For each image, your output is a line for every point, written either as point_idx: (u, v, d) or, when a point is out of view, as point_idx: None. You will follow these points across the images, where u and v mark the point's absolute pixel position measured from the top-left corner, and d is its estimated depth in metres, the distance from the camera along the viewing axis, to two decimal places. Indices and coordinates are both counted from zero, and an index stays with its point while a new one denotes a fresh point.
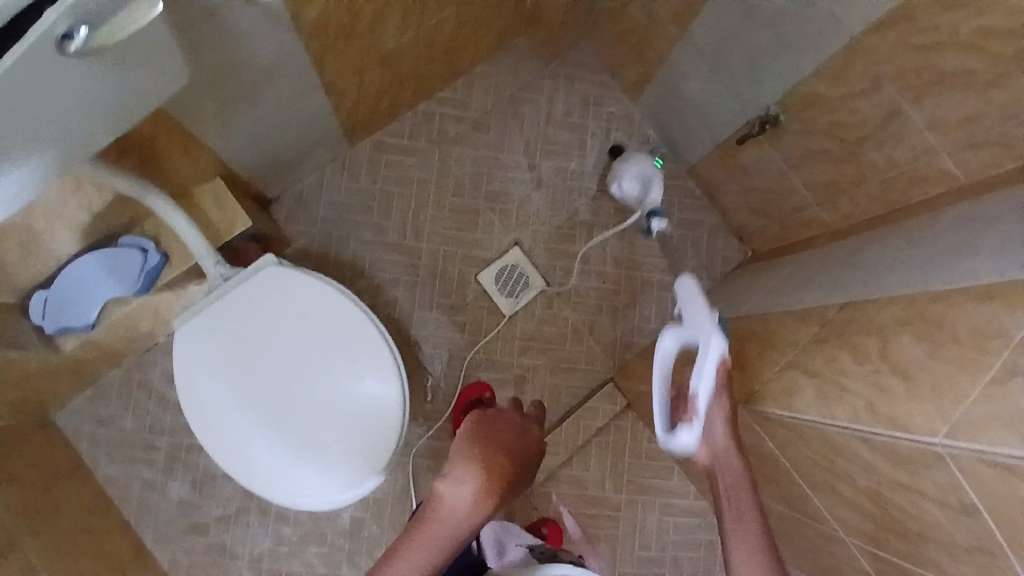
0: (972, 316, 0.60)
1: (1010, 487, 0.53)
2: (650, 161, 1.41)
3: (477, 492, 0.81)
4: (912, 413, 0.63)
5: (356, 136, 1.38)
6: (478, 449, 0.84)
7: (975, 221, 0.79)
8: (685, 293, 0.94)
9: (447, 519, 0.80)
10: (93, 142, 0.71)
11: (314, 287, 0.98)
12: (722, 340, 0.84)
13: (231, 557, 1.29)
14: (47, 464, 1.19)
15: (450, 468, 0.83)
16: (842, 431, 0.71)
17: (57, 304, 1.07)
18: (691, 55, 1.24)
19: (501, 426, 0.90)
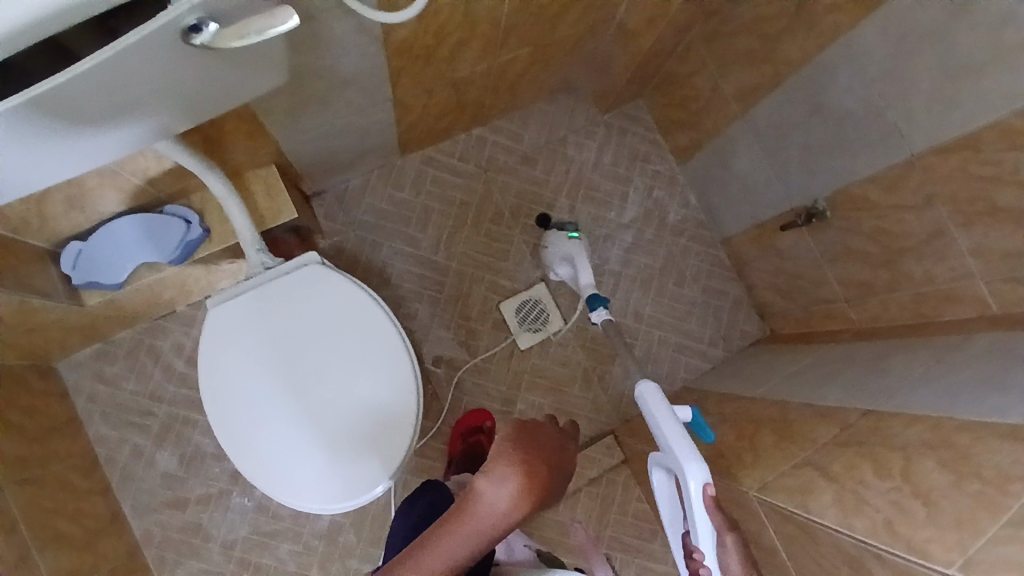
0: (998, 454, 0.63)
1: None
2: (567, 235, 1.36)
3: (517, 498, 0.71)
4: (929, 540, 0.64)
5: (408, 148, 1.40)
6: (522, 449, 0.75)
7: (1007, 354, 0.81)
8: (645, 399, 0.92)
9: (483, 517, 0.71)
10: (182, 121, 0.74)
11: (352, 292, 1.00)
12: (703, 470, 0.77)
13: (205, 539, 1.28)
14: (42, 415, 1.18)
15: (491, 466, 0.73)
16: (856, 542, 0.72)
17: (90, 258, 1.06)
18: (749, 135, 1.27)
19: (545, 436, 0.80)
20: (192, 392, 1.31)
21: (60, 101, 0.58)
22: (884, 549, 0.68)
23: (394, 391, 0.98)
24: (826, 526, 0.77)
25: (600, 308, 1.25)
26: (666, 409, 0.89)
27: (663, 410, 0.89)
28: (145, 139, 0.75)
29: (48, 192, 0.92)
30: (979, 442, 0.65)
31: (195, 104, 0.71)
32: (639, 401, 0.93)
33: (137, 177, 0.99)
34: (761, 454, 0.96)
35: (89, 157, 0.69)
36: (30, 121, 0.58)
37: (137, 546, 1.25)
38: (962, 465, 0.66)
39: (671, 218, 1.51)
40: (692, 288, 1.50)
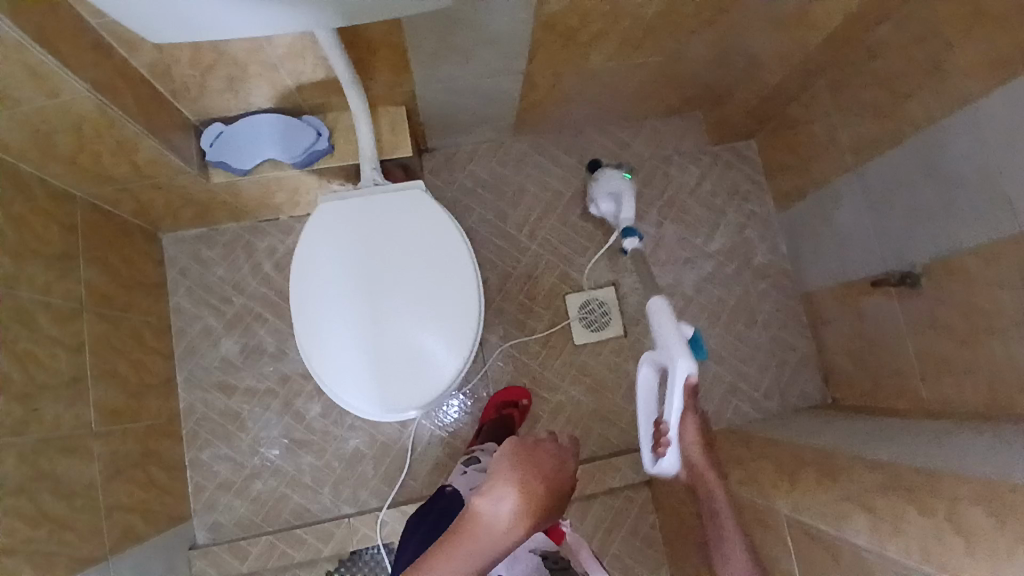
0: None
1: None
2: (618, 175, 1.39)
3: (518, 514, 0.81)
4: (962, 565, 0.64)
5: (522, 129, 1.47)
6: (516, 470, 0.85)
7: None
8: (655, 311, 1.10)
9: (483, 534, 0.81)
10: (342, 15, 0.82)
11: (442, 223, 1.06)
12: (691, 365, 1.01)
13: (240, 429, 1.36)
14: (137, 270, 1.29)
15: (489, 486, 0.83)
16: (884, 563, 0.72)
17: (228, 140, 1.17)
18: (856, 190, 1.26)
19: (541, 452, 0.89)
20: (270, 293, 1.40)
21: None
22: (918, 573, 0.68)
23: (456, 329, 1.03)
24: (854, 543, 0.77)
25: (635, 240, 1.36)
26: (672, 325, 1.06)
27: (668, 321, 1.07)
28: (299, 20, 0.82)
29: (214, 64, 1.04)
30: None
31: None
32: (650, 315, 1.11)
33: (290, 78, 1.10)
34: (800, 485, 0.94)
35: (259, 21, 0.80)
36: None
37: (179, 415, 1.34)
38: (1011, 516, 0.63)
39: (755, 260, 1.51)
40: (760, 333, 1.47)
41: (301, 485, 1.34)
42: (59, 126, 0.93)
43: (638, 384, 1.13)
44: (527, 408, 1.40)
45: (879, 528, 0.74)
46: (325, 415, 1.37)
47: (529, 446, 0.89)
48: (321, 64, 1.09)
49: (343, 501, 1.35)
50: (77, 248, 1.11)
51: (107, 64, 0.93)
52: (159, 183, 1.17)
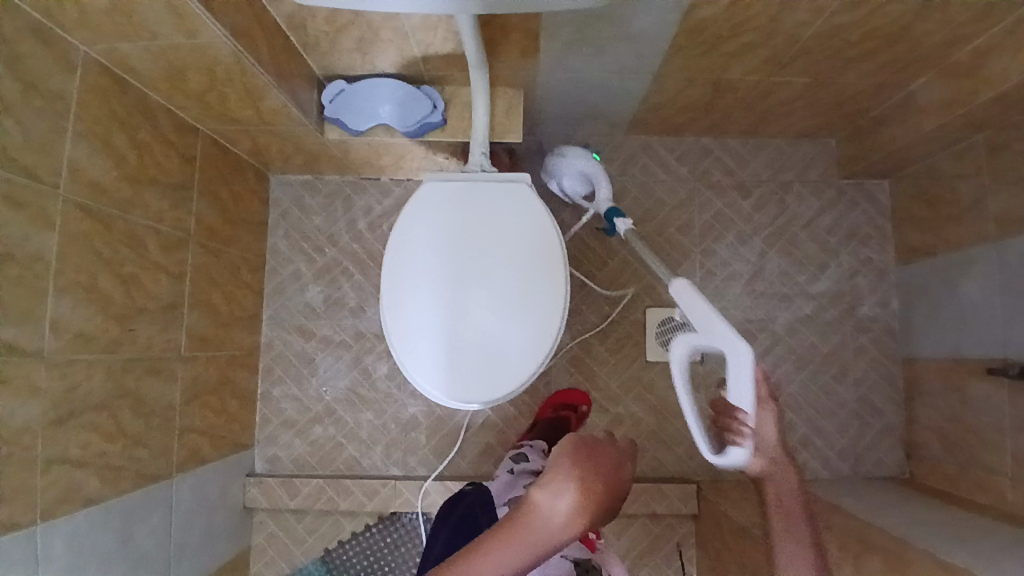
0: None
1: None
2: (587, 153, 1.29)
3: (574, 512, 0.77)
4: None
5: (637, 130, 1.41)
6: (579, 464, 0.80)
7: None
8: (684, 295, 0.96)
9: (538, 527, 0.77)
10: (497, 3, 0.84)
11: (542, 224, 1.03)
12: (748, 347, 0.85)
13: (310, 374, 1.41)
14: (243, 207, 1.34)
15: (549, 479, 0.79)
16: None
17: (347, 99, 1.18)
18: (996, 264, 1.13)
19: (605, 450, 0.85)
20: (360, 250, 1.43)
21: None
22: None
23: (537, 331, 1.01)
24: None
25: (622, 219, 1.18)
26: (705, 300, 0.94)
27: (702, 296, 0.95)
28: (444, 1, 0.82)
29: (349, 24, 1.04)
30: None
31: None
32: (679, 299, 0.97)
33: (419, 48, 1.09)
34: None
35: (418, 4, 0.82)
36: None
37: (258, 349, 1.41)
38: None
39: (861, 311, 1.40)
40: (848, 389, 1.37)
41: (355, 439, 1.39)
42: (196, 68, 0.96)
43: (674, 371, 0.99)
44: (586, 414, 1.36)
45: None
46: (390, 377, 1.41)
47: (592, 443, 0.84)
48: (451, 39, 1.07)
49: (391, 463, 1.39)
50: (193, 180, 1.17)
51: (250, 13, 0.94)
52: (277, 129, 1.20)
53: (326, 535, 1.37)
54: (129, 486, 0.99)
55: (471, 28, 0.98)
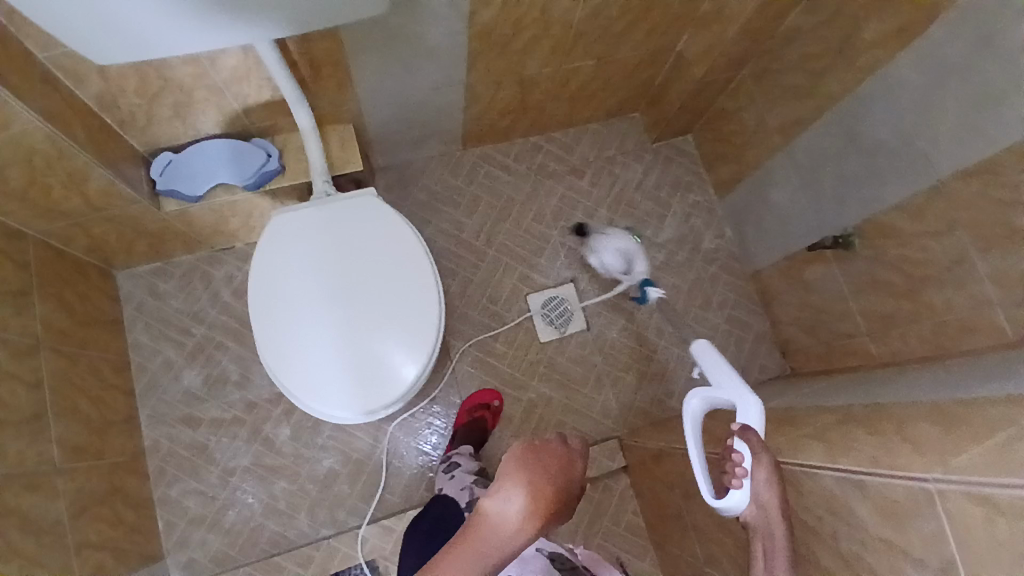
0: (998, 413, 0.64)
1: (991, 531, 0.54)
2: (626, 236, 1.49)
3: (524, 518, 0.68)
4: (900, 458, 0.65)
5: (469, 141, 1.52)
6: (525, 470, 0.71)
7: (1005, 371, 0.82)
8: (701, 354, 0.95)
9: (490, 538, 0.68)
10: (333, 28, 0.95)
11: (396, 226, 1.06)
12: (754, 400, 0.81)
13: (208, 461, 1.32)
14: (92, 307, 1.28)
15: (497, 485, 0.70)
16: (836, 478, 0.71)
17: (178, 167, 1.20)
18: (787, 167, 1.34)
19: (555, 452, 0.76)
20: (231, 321, 1.40)
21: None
22: (863, 477, 0.67)
23: (419, 326, 1.02)
24: (813, 467, 0.75)
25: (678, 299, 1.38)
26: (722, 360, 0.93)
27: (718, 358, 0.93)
28: (241, 31, 0.86)
29: (160, 90, 1.07)
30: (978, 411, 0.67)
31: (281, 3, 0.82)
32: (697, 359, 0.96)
33: (237, 102, 1.14)
34: (768, 446, 0.91)
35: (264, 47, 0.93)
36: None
37: (144, 452, 1.31)
38: (938, 418, 0.70)
39: (704, 245, 1.57)
40: (716, 315, 1.53)
41: (275, 512, 1.31)
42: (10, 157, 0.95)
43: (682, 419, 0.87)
44: (501, 408, 1.40)
45: (826, 451, 0.75)
46: (295, 438, 1.35)
47: (537, 444, 0.75)
48: (266, 86, 1.12)
49: (320, 524, 1.32)
50: (31, 286, 1.11)
51: (47, 98, 0.94)
52: (110, 213, 1.18)
53: None
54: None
55: (273, 57, 0.97)
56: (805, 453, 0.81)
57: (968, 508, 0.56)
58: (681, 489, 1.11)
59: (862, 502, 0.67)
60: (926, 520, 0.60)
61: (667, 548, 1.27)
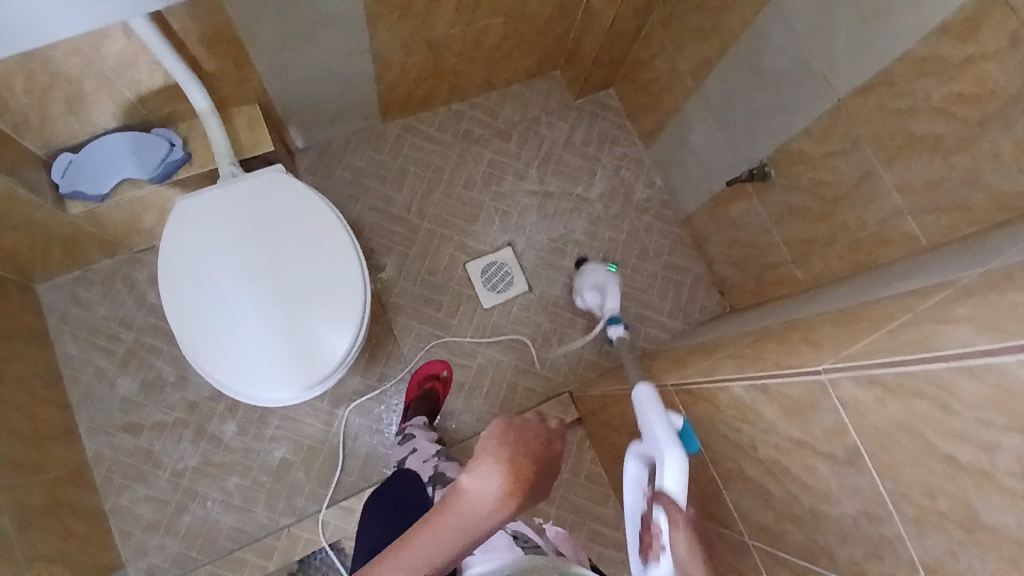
0: (894, 306, 0.67)
1: (883, 411, 0.55)
2: (603, 266, 1.43)
3: (505, 494, 0.66)
4: (807, 356, 0.66)
5: (388, 114, 1.50)
6: (508, 448, 0.69)
7: (908, 273, 0.86)
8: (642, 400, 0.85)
9: (467, 514, 0.64)
10: None
11: (308, 200, 1.05)
12: (676, 455, 0.73)
13: (155, 466, 1.29)
14: (11, 322, 1.23)
15: (477, 461, 0.68)
16: (747, 387, 0.74)
17: (78, 167, 1.15)
18: (703, 108, 1.35)
19: (534, 433, 0.73)
20: (161, 322, 1.35)
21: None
22: (770, 383, 0.70)
23: (345, 296, 1.02)
24: (726, 380, 0.79)
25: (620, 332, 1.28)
26: (659, 412, 0.81)
27: (656, 412, 0.81)
28: (116, 6, 0.87)
29: (46, 86, 1.02)
30: (878, 309, 0.69)
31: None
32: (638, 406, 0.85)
33: (130, 90, 1.09)
34: (689, 369, 0.93)
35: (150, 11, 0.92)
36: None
37: (86, 465, 1.27)
38: (845, 320, 0.72)
39: (636, 196, 1.59)
40: (653, 263, 1.55)
41: (231, 508, 1.29)
42: None
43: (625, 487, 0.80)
44: (450, 378, 1.40)
45: (741, 362, 0.78)
46: (243, 431, 1.33)
47: (517, 423, 0.72)
48: (157, 70, 1.07)
49: (279, 514, 1.30)
50: None
51: None
52: (13, 221, 1.13)
53: None
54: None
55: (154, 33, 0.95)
56: (717, 367, 0.83)
57: (858, 393, 0.58)
58: (627, 430, 1.14)
59: (772, 405, 0.70)
60: (826, 411, 0.62)
61: (624, 491, 1.31)
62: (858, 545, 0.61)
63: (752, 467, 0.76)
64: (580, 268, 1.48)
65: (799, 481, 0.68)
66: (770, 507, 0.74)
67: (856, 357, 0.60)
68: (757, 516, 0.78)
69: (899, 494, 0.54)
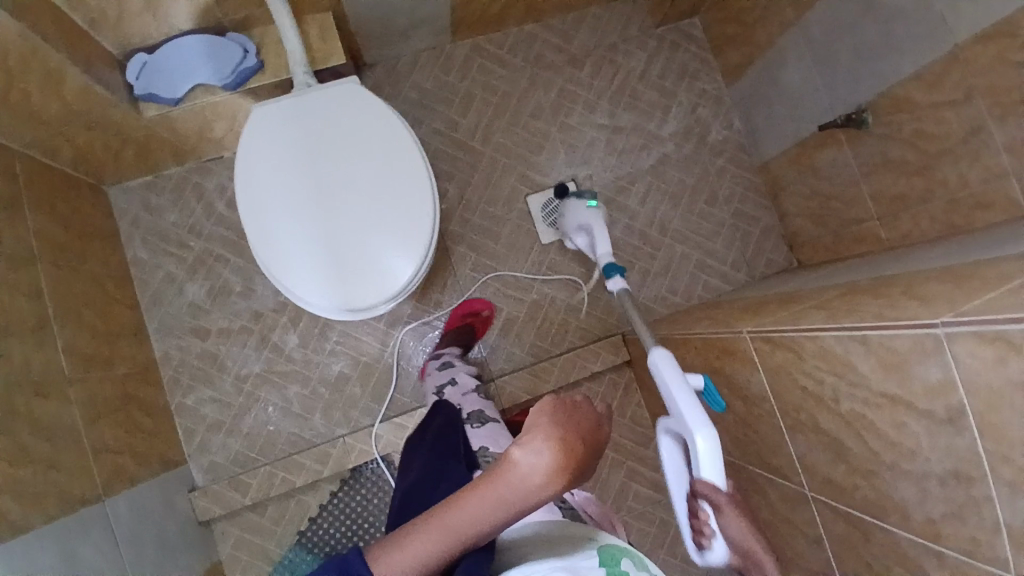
0: (1012, 268, 0.62)
1: (1004, 371, 0.52)
2: (584, 203, 1.26)
3: (551, 478, 0.60)
4: (917, 311, 0.62)
5: (459, 32, 1.43)
6: (561, 429, 0.61)
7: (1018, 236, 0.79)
8: (660, 368, 0.86)
9: (512, 490, 0.60)
10: None
11: (382, 115, 1.03)
12: (708, 430, 0.72)
13: (219, 370, 1.35)
14: (87, 222, 1.26)
15: (527, 437, 0.61)
16: (839, 335, 0.70)
17: (153, 68, 1.16)
18: (800, 43, 1.25)
19: (585, 414, 0.64)
20: (227, 232, 1.38)
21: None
22: (868, 332, 0.66)
23: (414, 216, 1.01)
24: (814, 330, 0.74)
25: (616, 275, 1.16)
26: (680, 377, 0.82)
27: (678, 380, 0.82)
28: None
29: None
30: (990, 269, 0.64)
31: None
32: (656, 373, 0.86)
33: None
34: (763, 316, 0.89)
35: None
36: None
37: (156, 363, 1.33)
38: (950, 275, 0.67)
39: (711, 137, 1.50)
40: (722, 210, 1.48)
41: (290, 415, 1.34)
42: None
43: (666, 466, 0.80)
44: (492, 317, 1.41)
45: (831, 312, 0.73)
46: (304, 344, 1.37)
47: (571, 401, 0.64)
48: None
49: (334, 425, 1.35)
50: (20, 197, 1.10)
51: None
52: (90, 119, 1.14)
53: (293, 517, 1.32)
54: (58, 508, 0.93)
55: None
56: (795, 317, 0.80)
57: (975, 350, 0.55)
58: None
59: (865, 358, 0.67)
60: (931, 366, 0.59)
61: None
62: (939, 505, 0.61)
63: (828, 420, 0.74)
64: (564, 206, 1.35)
65: (884, 439, 0.66)
66: (846, 464, 0.73)
67: (980, 310, 0.55)
68: (824, 470, 0.78)
69: (1000, 459, 0.53)
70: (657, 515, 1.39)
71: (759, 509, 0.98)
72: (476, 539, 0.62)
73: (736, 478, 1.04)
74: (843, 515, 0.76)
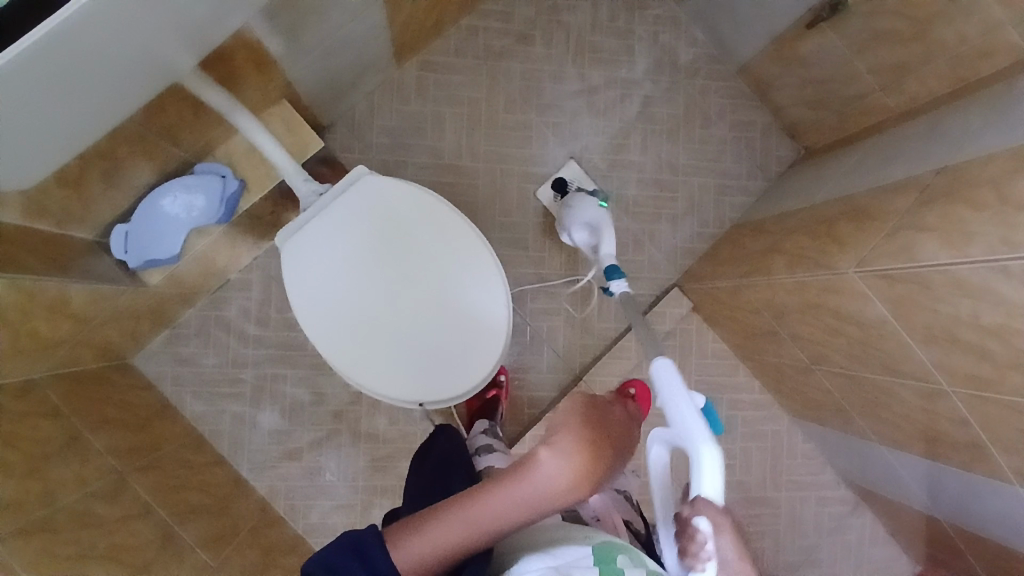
0: None
1: None
2: (597, 203, 1.28)
3: (574, 480, 0.64)
4: None
5: (404, 57, 1.34)
6: (587, 431, 0.66)
7: None
8: (662, 379, 0.78)
9: (536, 490, 0.64)
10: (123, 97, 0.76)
11: (409, 196, 1.00)
12: (718, 450, 0.65)
13: (327, 480, 1.34)
14: (137, 405, 1.21)
15: (553, 437, 0.66)
16: (973, 266, 0.74)
17: (137, 238, 1.04)
18: None
19: (610, 419, 0.70)
20: (270, 350, 1.33)
21: (48, 65, 0.59)
22: (1009, 262, 0.70)
23: (480, 282, 1.01)
24: (941, 263, 0.79)
25: (618, 279, 1.15)
26: (683, 389, 0.74)
27: (682, 391, 0.74)
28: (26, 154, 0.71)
29: (82, 171, 0.90)
30: None
31: (169, 23, 0.69)
32: (657, 385, 0.78)
33: (164, 139, 0.97)
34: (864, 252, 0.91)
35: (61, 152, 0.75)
36: (25, 91, 0.60)
37: (266, 501, 1.32)
38: None
39: (682, 60, 1.47)
40: (719, 127, 1.48)
41: None
42: None
43: (651, 473, 0.73)
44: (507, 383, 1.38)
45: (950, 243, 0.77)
46: (393, 422, 1.36)
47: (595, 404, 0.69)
48: (185, 108, 0.95)
49: None
50: (75, 423, 1.03)
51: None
52: (103, 316, 1.06)
53: None
54: None
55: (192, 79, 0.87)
56: (902, 253, 0.85)
57: None
58: (771, 313, 1.18)
59: (1005, 282, 0.71)
60: None
61: (762, 359, 1.36)
62: None
63: (968, 332, 0.79)
64: (567, 198, 1.32)
65: None
66: (994, 363, 0.78)
67: None
68: (964, 369, 0.83)
69: None
70: (769, 428, 1.46)
71: (889, 407, 1.04)
72: (497, 538, 0.66)
73: (855, 386, 1.09)
74: (993, 399, 0.82)
